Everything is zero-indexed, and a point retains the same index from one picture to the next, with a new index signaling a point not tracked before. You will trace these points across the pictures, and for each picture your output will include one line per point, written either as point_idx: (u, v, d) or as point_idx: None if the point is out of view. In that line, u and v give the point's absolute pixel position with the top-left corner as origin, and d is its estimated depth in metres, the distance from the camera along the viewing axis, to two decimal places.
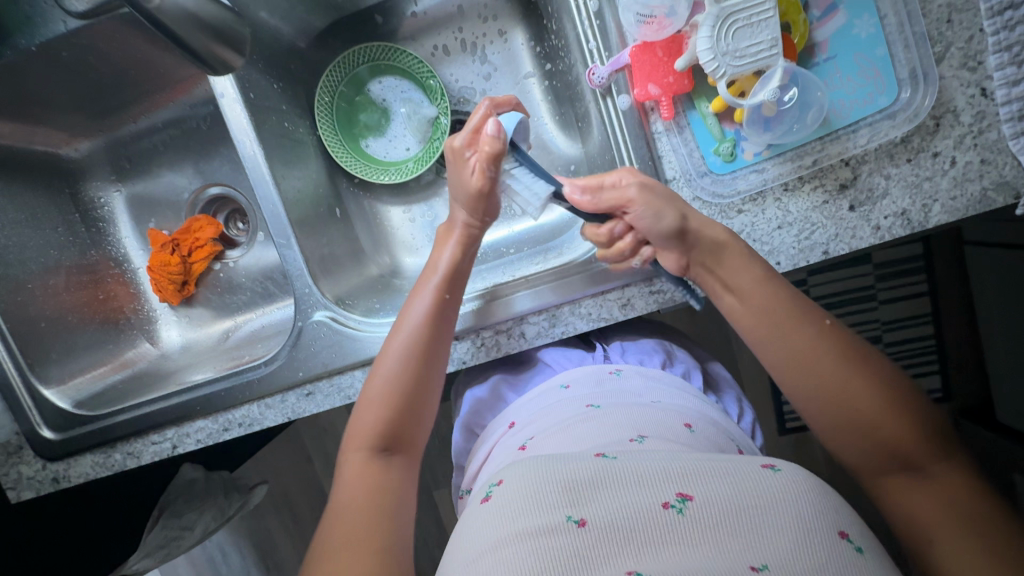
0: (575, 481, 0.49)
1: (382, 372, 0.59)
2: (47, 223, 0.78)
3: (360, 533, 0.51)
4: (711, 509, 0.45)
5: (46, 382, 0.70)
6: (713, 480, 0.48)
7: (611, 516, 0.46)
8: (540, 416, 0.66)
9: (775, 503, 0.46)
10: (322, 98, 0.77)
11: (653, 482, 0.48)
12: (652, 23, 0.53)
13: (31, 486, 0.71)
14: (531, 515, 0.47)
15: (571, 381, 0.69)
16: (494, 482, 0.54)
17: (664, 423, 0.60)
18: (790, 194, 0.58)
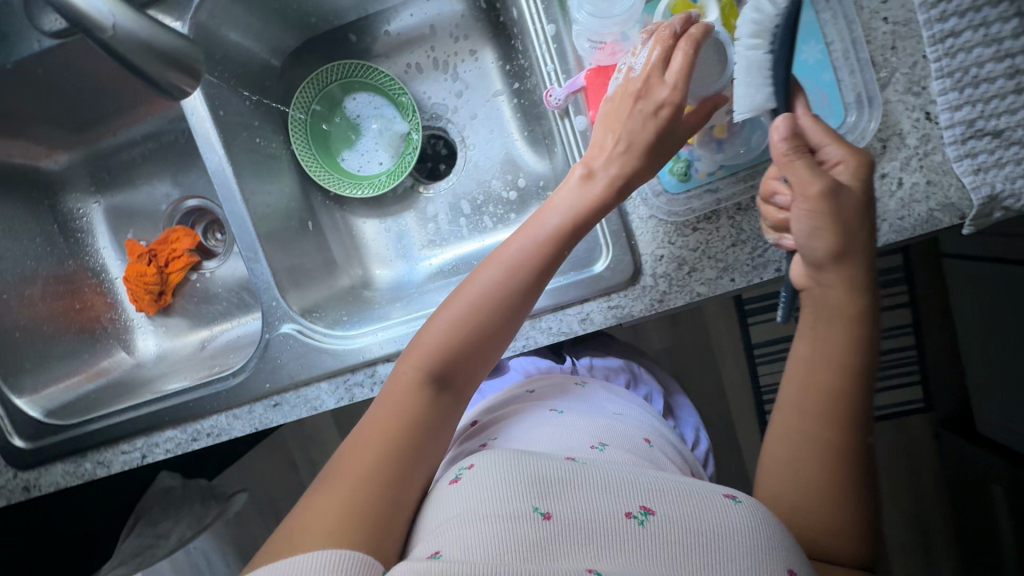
0: (547, 475, 0.49)
1: (462, 307, 0.54)
2: (24, 233, 0.79)
3: (357, 487, 0.47)
4: (669, 527, 0.46)
5: (19, 392, 0.73)
6: (675, 498, 0.49)
7: (575, 515, 0.46)
8: (504, 417, 0.67)
9: (724, 523, 0.47)
10: (296, 115, 0.79)
11: (618, 490, 0.49)
12: (605, 49, 0.56)
13: (2, 494, 0.72)
14: (496, 498, 0.47)
15: (537, 388, 0.72)
16: (464, 466, 0.53)
17: (623, 436, 0.62)
18: (742, 213, 0.59)
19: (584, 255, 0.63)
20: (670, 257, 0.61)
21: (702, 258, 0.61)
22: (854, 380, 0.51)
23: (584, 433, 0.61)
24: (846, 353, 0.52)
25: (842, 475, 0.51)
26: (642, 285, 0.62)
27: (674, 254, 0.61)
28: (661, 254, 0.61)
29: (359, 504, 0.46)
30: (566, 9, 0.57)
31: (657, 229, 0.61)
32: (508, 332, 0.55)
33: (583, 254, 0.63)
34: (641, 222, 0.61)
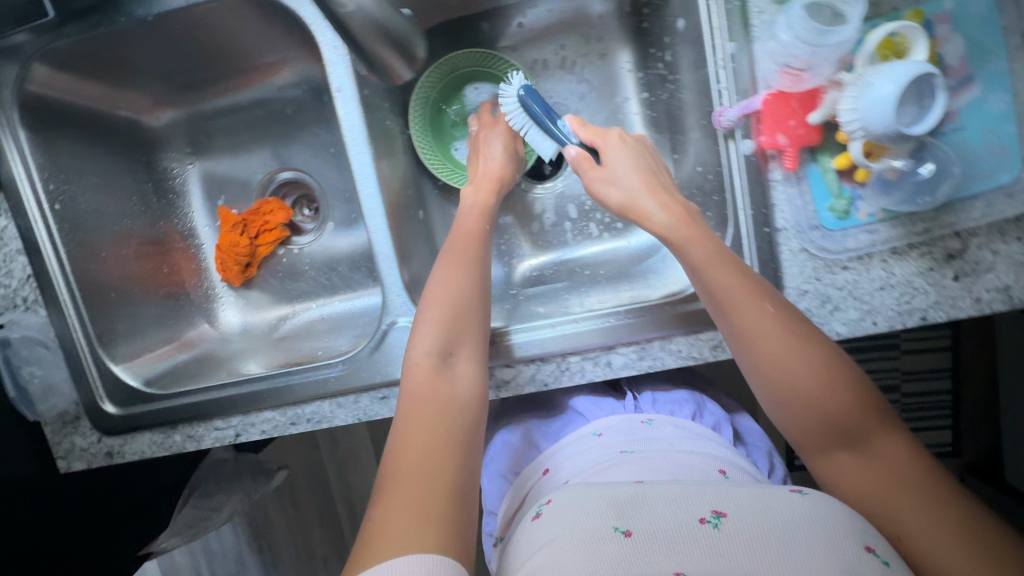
0: (619, 499, 0.51)
1: (431, 320, 0.60)
2: (123, 190, 0.75)
3: (409, 487, 0.50)
4: (745, 526, 0.46)
5: (114, 357, 0.69)
6: (747, 501, 0.49)
7: (653, 527, 0.47)
8: (572, 461, 0.66)
9: (805, 515, 0.47)
10: (416, 99, 0.75)
11: (689, 502, 0.50)
12: (792, 75, 0.53)
13: (83, 458, 0.70)
14: (581, 531, 0.48)
15: (604, 430, 0.68)
16: (543, 501, 0.56)
17: (701, 470, 0.60)
18: (896, 258, 0.59)
19: None
20: (815, 293, 0.60)
21: (847, 297, 0.60)
22: (823, 394, 0.51)
23: (658, 471, 0.60)
24: (789, 368, 0.52)
25: (892, 475, 0.49)
26: None
27: (819, 291, 0.60)
28: (805, 289, 0.60)
29: (412, 501, 0.49)
30: (750, 27, 0.55)
31: (806, 263, 0.59)
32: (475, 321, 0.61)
33: None
34: (790, 255, 0.59)
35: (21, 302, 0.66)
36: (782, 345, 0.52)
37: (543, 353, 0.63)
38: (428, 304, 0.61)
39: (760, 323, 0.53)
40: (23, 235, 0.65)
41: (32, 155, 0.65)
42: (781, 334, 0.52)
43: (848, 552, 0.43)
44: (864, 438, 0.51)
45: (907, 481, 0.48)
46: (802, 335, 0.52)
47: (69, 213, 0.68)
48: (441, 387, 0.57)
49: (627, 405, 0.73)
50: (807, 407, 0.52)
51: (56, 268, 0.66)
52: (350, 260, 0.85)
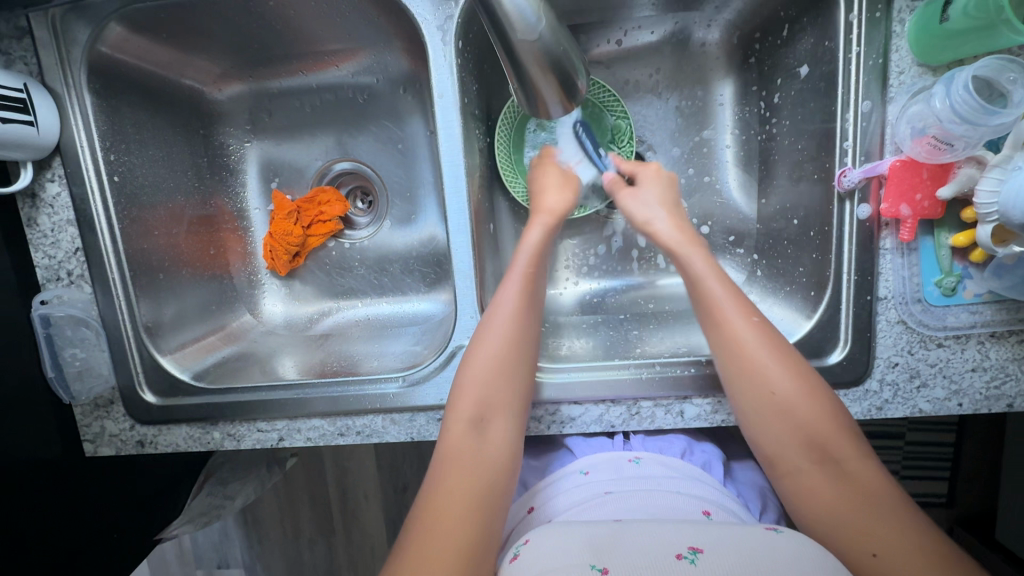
0: (598, 541, 0.49)
1: (480, 361, 0.57)
2: (180, 164, 0.71)
3: (447, 531, 0.48)
4: (721, 561, 0.45)
5: (161, 350, 0.66)
6: (725, 543, 0.48)
7: (632, 564, 0.45)
8: (555, 502, 0.61)
9: (781, 554, 0.45)
10: (507, 115, 0.72)
11: (666, 541, 0.48)
12: (929, 146, 0.50)
13: (112, 444, 0.66)
14: (560, 569, 0.46)
15: (592, 468, 0.63)
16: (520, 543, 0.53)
17: (679, 510, 0.57)
18: (993, 341, 0.57)
19: (816, 343, 0.59)
20: (904, 367, 0.58)
21: (937, 374, 0.58)
22: (827, 426, 0.51)
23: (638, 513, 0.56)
24: (772, 391, 0.53)
25: (862, 494, 0.49)
26: (865, 388, 0.59)
27: (909, 365, 0.58)
28: (895, 361, 0.58)
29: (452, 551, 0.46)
30: (888, 87, 0.53)
31: (901, 335, 0.57)
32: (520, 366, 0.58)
33: (813, 342, 0.59)
34: (886, 325, 0.57)
35: (65, 276, 0.63)
36: (790, 376, 0.53)
37: (616, 393, 0.61)
38: (488, 353, 0.57)
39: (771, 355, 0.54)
40: (77, 206, 0.61)
41: (96, 122, 0.61)
42: (795, 384, 0.53)
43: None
44: (836, 457, 0.51)
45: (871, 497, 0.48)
46: (813, 387, 0.53)
47: (127, 187, 0.64)
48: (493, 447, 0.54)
49: (615, 441, 0.67)
50: (809, 438, 0.52)
51: (109, 244, 0.63)
52: (403, 262, 0.81)
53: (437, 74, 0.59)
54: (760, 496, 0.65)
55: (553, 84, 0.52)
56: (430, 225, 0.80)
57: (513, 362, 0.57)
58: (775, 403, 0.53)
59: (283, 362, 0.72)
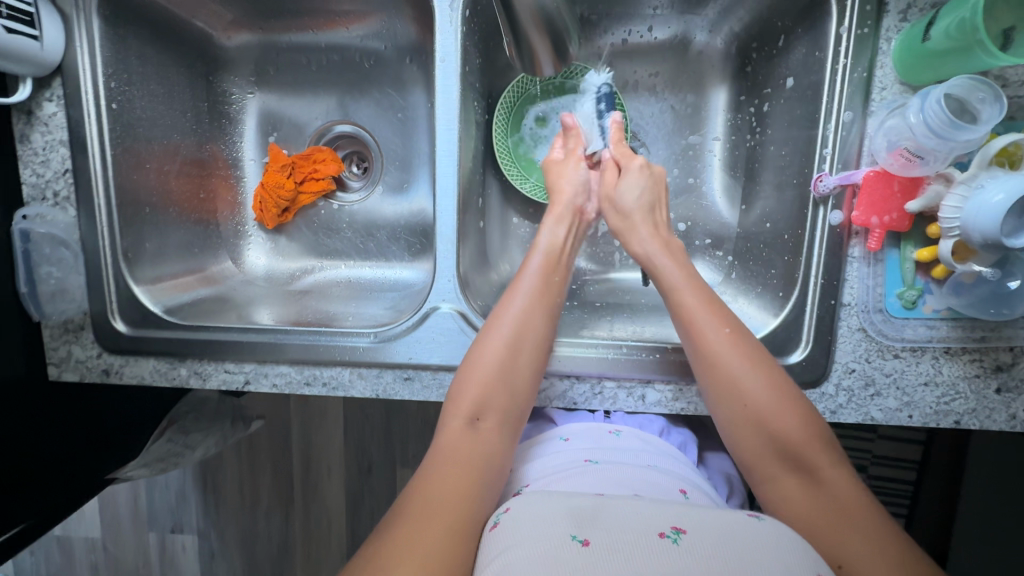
0: (580, 513, 0.49)
1: (479, 364, 0.58)
2: (180, 103, 0.72)
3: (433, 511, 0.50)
4: (703, 542, 0.46)
5: (136, 278, 0.66)
6: (705, 522, 0.49)
7: (612, 540, 0.46)
8: (539, 466, 0.63)
9: (767, 544, 0.46)
10: (506, 101, 0.75)
11: (649, 518, 0.49)
12: (901, 159, 0.52)
13: (77, 370, 0.66)
14: (538, 539, 0.46)
15: (572, 435, 0.65)
16: (501, 510, 0.54)
17: (659, 485, 0.58)
18: (947, 357, 0.59)
19: (780, 341, 0.61)
20: (860, 374, 0.60)
21: (891, 385, 0.60)
22: (788, 422, 0.53)
23: (620, 486, 0.57)
24: (754, 401, 0.54)
25: (836, 506, 0.50)
26: (821, 390, 0.61)
27: (866, 373, 0.60)
28: (852, 368, 0.60)
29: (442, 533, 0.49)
30: (869, 101, 0.55)
31: (861, 343, 0.59)
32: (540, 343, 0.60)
33: (778, 341, 0.61)
34: (847, 332, 0.59)
35: (51, 196, 0.63)
36: (754, 381, 0.55)
37: (581, 371, 0.62)
38: (500, 339, 0.59)
39: (745, 377, 0.55)
40: (72, 127, 0.62)
41: (101, 48, 0.62)
42: (767, 388, 0.55)
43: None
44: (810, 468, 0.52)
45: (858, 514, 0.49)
46: (785, 393, 0.55)
47: (123, 115, 0.65)
48: (501, 433, 0.58)
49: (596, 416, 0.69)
50: (784, 454, 0.53)
51: (99, 169, 0.63)
52: (390, 229, 0.83)
53: (441, 37, 0.60)
54: (726, 481, 0.68)
55: (545, 42, 0.65)
56: (421, 197, 0.82)
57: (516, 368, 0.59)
58: (741, 417, 0.55)
59: (258, 312, 0.73)
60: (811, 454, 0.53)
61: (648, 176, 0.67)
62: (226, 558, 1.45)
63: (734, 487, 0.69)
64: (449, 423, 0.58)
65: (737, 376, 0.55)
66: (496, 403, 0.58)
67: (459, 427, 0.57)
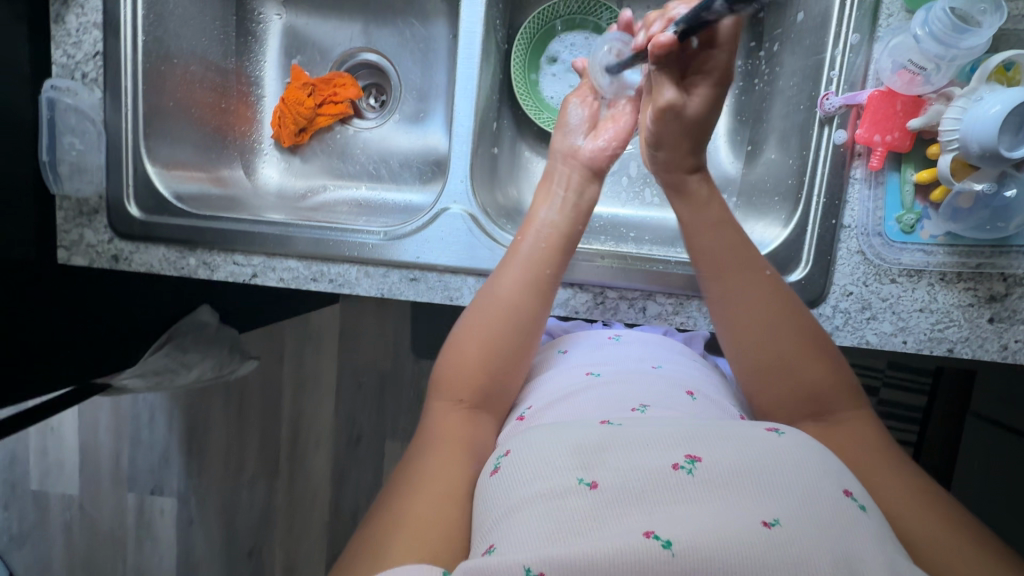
0: (585, 445, 0.47)
1: (471, 336, 0.59)
2: (210, 11, 0.75)
3: (430, 482, 0.50)
4: (720, 471, 0.44)
5: (153, 157, 0.68)
6: (719, 441, 0.47)
7: (622, 478, 0.44)
8: (541, 383, 0.63)
9: (787, 466, 0.44)
10: (525, 32, 0.77)
11: (660, 447, 0.46)
12: (906, 75, 0.54)
13: (87, 254, 0.67)
14: (543, 484, 0.44)
15: (571, 347, 0.68)
16: (502, 453, 0.51)
17: (667, 392, 0.57)
18: (942, 285, 0.60)
19: (780, 260, 0.63)
20: (857, 297, 0.61)
21: (887, 310, 0.61)
22: (804, 364, 0.54)
23: (623, 399, 0.56)
24: (773, 342, 0.55)
25: (862, 445, 0.51)
26: (819, 312, 0.62)
27: (862, 296, 0.61)
28: (849, 290, 0.61)
29: (443, 500, 0.49)
30: (876, 27, 0.57)
31: (859, 266, 0.61)
32: (530, 321, 0.60)
33: (778, 260, 0.63)
34: (846, 254, 0.61)
35: (80, 77, 0.64)
36: (774, 317, 0.55)
37: (583, 280, 0.63)
38: (486, 313, 0.59)
39: (771, 323, 0.55)
40: (106, 11, 0.64)
41: None
42: (790, 333, 0.55)
43: (828, 506, 0.42)
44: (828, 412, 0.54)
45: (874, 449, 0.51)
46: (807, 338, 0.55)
47: (157, 7, 0.67)
48: (478, 416, 0.57)
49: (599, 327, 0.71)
50: (808, 399, 0.54)
51: (129, 55, 0.65)
52: (403, 159, 0.84)
53: None
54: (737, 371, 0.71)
55: None
56: (437, 129, 0.84)
57: (504, 351, 0.59)
58: (767, 362, 0.55)
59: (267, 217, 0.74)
60: (834, 399, 0.54)
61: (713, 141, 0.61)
62: (204, 524, 1.41)
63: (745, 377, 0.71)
64: (436, 402, 0.59)
65: (753, 315, 0.56)
66: (479, 382, 0.58)
67: (447, 407, 0.58)
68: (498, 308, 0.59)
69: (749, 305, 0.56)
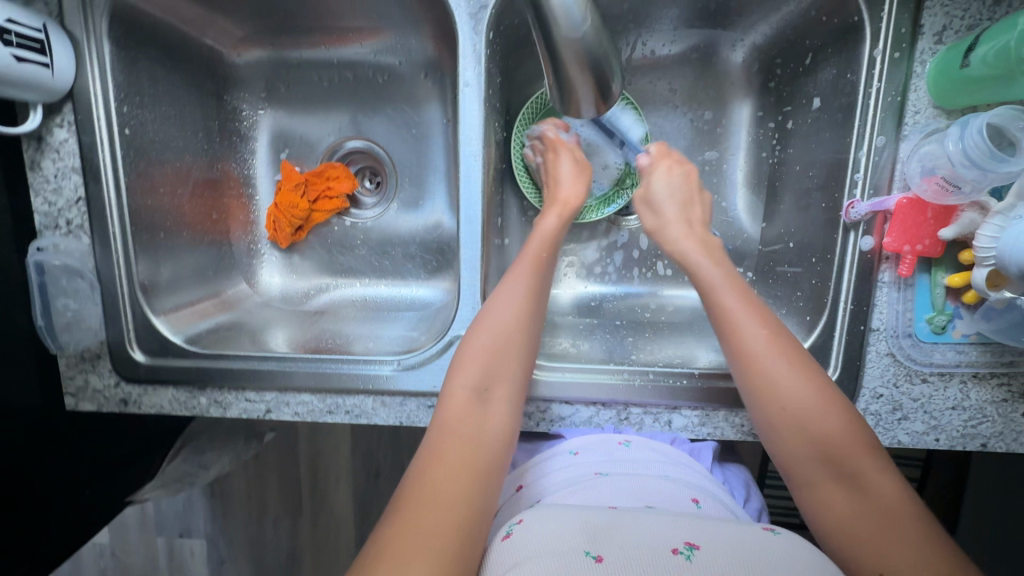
0: (594, 528, 0.46)
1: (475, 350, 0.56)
2: (192, 124, 0.71)
3: (424, 513, 0.45)
4: (720, 559, 0.42)
5: (156, 309, 0.65)
6: (721, 538, 0.45)
7: (627, 557, 0.42)
8: (548, 482, 0.60)
9: (786, 561, 0.42)
10: (524, 119, 0.73)
11: (661, 533, 0.45)
12: (936, 185, 0.52)
13: (94, 399, 0.65)
14: (548, 551, 0.43)
15: (581, 448, 0.63)
16: (512, 521, 0.50)
17: (669, 498, 0.55)
18: (975, 382, 0.58)
19: None
20: (888, 398, 0.60)
21: (918, 408, 0.59)
22: (814, 412, 0.50)
23: (631, 498, 0.55)
24: (768, 375, 0.52)
25: (880, 512, 0.46)
26: None
27: (893, 397, 0.60)
28: (880, 392, 0.60)
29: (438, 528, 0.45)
30: (902, 126, 0.54)
31: (889, 367, 0.59)
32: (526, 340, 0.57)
33: None
34: (876, 356, 0.59)
35: (64, 224, 0.62)
36: (768, 353, 0.53)
37: (606, 398, 0.62)
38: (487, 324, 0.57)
39: (770, 364, 0.52)
40: (84, 153, 0.61)
41: (113, 71, 0.61)
42: (797, 378, 0.51)
43: None
44: (853, 474, 0.48)
45: (899, 516, 0.45)
46: (821, 389, 0.51)
47: (136, 140, 0.64)
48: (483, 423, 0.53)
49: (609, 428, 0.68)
50: (822, 451, 0.50)
51: (112, 197, 0.62)
52: (405, 247, 0.81)
53: (464, 59, 0.59)
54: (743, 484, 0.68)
55: None
56: (437, 211, 0.80)
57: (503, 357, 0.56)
58: (777, 415, 0.52)
59: (275, 336, 0.72)
60: (852, 453, 0.49)
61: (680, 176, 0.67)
62: None
63: (750, 491, 0.68)
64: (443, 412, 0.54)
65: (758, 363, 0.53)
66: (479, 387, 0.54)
67: (453, 417, 0.53)
68: (481, 343, 0.56)
69: (746, 345, 0.54)
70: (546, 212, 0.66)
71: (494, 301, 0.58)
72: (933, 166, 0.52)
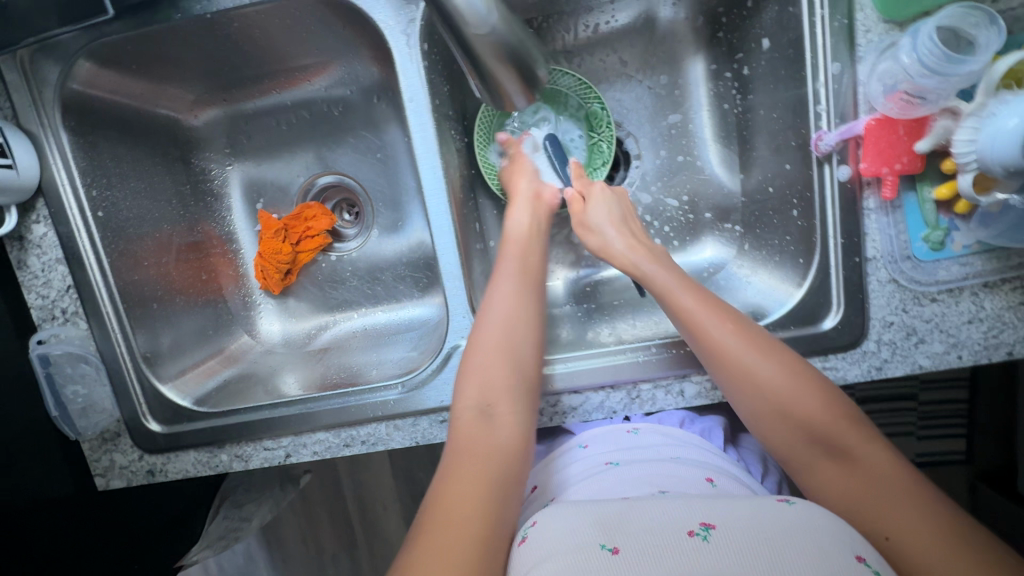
0: (608, 518, 0.45)
1: (480, 355, 0.57)
2: (163, 193, 0.73)
3: (448, 530, 0.45)
4: (737, 537, 0.41)
5: (162, 378, 0.67)
6: (735, 513, 0.44)
7: (643, 545, 0.42)
8: (563, 480, 0.59)
9: (802, 532, 0.41)
10: (483, 122, 0.72)
11: (676, 514, 0.44)
12: (899, 101, 0.51)
13: (123, 476, 0.66)
14: (566, 550, 0.42)
15: (590, 441, 0.63)
16: (527, 522, 0.49)
17: (684, 478, 0.54)
18: (987, 291, 0.56)
19: (811, 309, 0.59)
20: (900, 325, 0.57)
21: (934, 330, 0.56)
22: (806, 396, 0.51)
23: (642, 483, 0.53)
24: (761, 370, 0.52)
25: (880, 484, 0.47)
26: (862, 349, 0.58)
27: (904, 324, 0.57)
28: (890, 321, 0.57)
29: (469, 527, 0.45)
30: (855, 47, 0.53)
31: (893, 295, 0.57)
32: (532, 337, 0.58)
33: (809, 309, 0.59)
34: (878, 285, 0.57)
35: (60, 314, 0.64)
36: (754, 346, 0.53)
37: (613, 380, 0.61)
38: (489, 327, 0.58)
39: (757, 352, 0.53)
40: (64, 245, 0.63)
41: (75, 159, 0.63)
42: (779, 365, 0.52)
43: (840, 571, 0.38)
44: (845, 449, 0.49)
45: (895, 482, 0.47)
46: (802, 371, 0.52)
47: (112, 221, 0.66)
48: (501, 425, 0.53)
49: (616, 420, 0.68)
50: (809, 433, 0.51)
51: (100, 279, 0.64)
52: (393, 270, 0.81)
53: (405, 76, 0.60)
54: (760, 459, 0.67)
55: None
56: (418, 229, 0.80)
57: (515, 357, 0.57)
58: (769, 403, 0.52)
59: (284, 381, 0.72)
60: (842, 432, 0.50)
61: (614, 196, 0.67)
62: None
63: (767, 465, 0.67)
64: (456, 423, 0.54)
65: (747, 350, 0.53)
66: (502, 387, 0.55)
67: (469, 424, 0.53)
68: (484, 357, 0.56)
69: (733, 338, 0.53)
70: (514, 206, 0.66)
71: (490, 301, 0.60)
72: (893, 82, 0.51)
